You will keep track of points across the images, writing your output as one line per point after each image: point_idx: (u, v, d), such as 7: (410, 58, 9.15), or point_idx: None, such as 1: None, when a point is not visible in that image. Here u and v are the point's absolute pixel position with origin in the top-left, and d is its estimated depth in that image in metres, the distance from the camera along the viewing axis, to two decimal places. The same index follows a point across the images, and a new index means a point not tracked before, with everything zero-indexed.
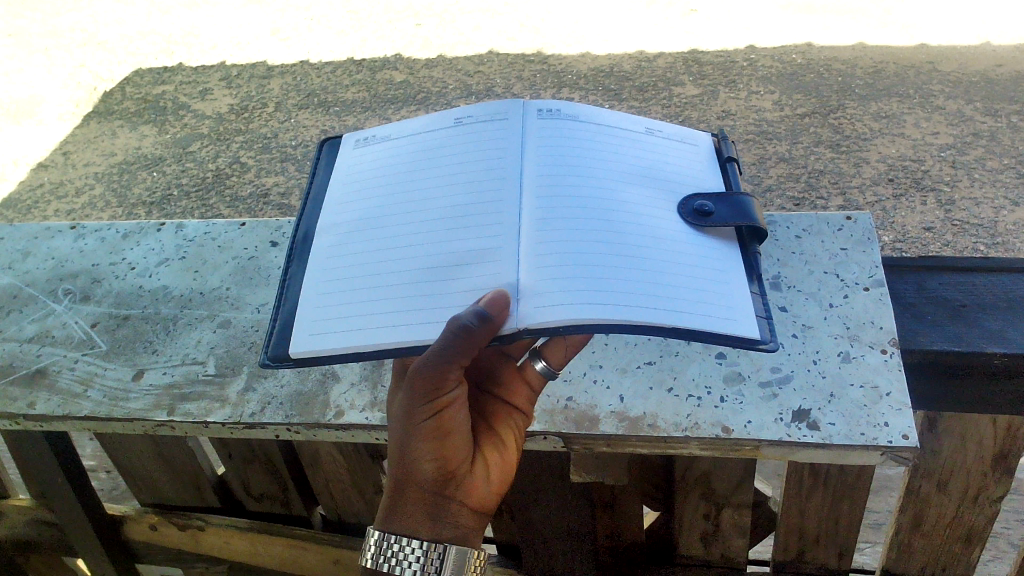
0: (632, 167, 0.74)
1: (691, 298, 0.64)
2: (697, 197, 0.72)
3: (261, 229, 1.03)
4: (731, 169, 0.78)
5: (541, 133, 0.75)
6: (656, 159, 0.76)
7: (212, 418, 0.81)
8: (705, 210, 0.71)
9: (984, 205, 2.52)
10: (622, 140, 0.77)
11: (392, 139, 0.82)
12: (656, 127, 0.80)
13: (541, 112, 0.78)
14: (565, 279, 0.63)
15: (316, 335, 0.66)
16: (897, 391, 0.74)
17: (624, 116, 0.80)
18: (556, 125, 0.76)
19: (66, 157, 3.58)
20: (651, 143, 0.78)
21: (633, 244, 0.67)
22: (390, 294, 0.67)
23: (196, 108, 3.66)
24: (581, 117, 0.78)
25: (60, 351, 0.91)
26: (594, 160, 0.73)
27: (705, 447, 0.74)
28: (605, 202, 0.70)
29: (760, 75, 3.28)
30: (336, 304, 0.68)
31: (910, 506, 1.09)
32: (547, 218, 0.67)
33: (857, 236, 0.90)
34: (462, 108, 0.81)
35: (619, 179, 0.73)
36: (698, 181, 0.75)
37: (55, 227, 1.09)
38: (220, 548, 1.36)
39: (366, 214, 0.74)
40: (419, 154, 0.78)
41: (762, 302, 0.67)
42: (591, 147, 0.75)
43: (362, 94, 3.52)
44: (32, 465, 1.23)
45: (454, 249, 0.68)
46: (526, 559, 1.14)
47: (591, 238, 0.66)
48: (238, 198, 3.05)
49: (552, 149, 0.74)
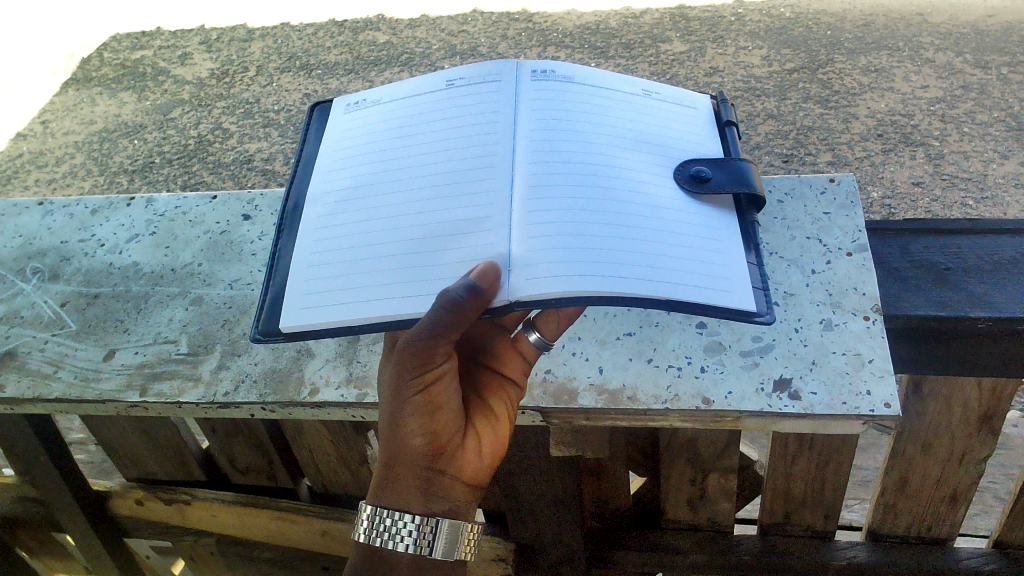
0: (630, 131, 0.72)
1: (686, 270, 0.62)
2: (694, 162, 0.70)
3: (233, 202, 1.00)
4: (730, 133, 0.76)
5: (535, 95, 0.73)
6: (653, 122, 0.74)
7: (185, 398, 0.80)
8: (702, 176, 0.69)
9: (973, 158, 2.50)
10: (618, 102, 0.75)
11: (385, 103, 0.79)
12: (654, 88, 0.78)
13: (535, 72, 0.75)
14: (558, 251, 0.61)
15: (307, 308, 0.65)
16: (880, 359, 0.73)
17: (620, 78, 0.78)
18: (551, 88, 0.74)
19: (45, 126, 3.49)
20: (648, 107, 0.75)
21: (628, 212, 0.65)
22: (381, 265, 0.65)
23: (176, 73, 3.58)
24: (578, 80, 0.75)
25: (28, 331, 0.89)
26: (595, 127, 0.71)
27: (687, 419, 0.73)
28: (603, 168, 0.68)
29: (748, 30, 3.21)
30: (328, 275, 0.67)
31: (895, 468, 1.09)
32: (542, 184, 0.66)
33: (841, 199, 0.88)
34: (455, 69, 0.78)
35: (614, 143, 0.70)
36: (696, 146, 0.73)
37: (23, 203, 1.07)
38: (207, 522, 1.35)
39: (357, 182, 0.73)
40: (412, 119, 0.76)
41: (758, 272, 0.66)
42: (587, 112, 0.72)
43: (345, 56, 3.45)
44: (15, 445, 1.23)
45: (446, 219, 0.66)
46: (512, 524, 1.15)
47: (585, 208, 0.64)
48: (221, 164, 2.98)
49: (548, 113, 0.71)
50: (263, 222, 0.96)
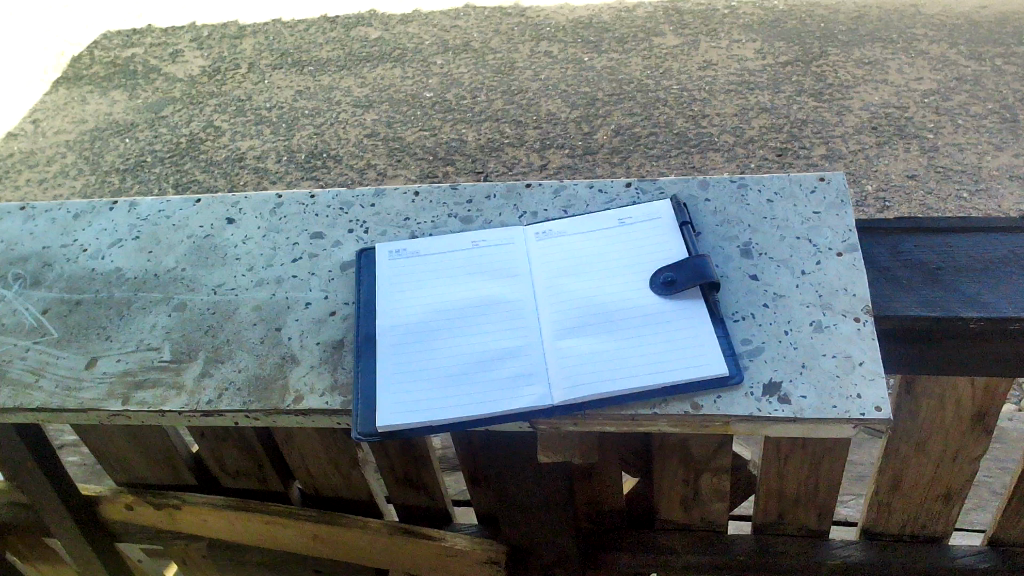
0: (627, 262, 0.83)
1: (697, 355, 0.73)
2: (663, 269, 0.81)
3: (217, 206, 1.00)
4: (688, 232, 0.84)
5: (544, 254, 0.86)
6: (644, 246, 0.84)
7: (168, 406, 0.79)
8: (669, 280, 0.79)
9: (967, 151, 2.45)
10: (607, 239, 0.86)
11: (410, 248, 0.89)
12: (627, 214, 0.89)
13: (537, 234, 0.88)
14: (608, 365, 0.74)
15: (397, 414, 0.73)
16: (870, 361, 0.72)
17: (601, 215, 0.89)
18: (555, 245, 0.87)
19: (36, 125, 3.43)
20: (632, 232, 0.86)
21: (649, 320, 0.77)
22: (462, 391, 0.75)
23: (167, 72, 3.54)
24: (574, 232, 0.88)
25: (10, 339, 0.88)
26: (604, 262, 0.84)
27: (675, 425, 0.72)
28: (617, 296, 0.80)
29: (742, 23, 3.18)
30: (407, 394, 0.75)
31: (889, 467, 1.09)
32: (574, 326, 0.78)
33: (830, 198, 0.87)
34: (471, 231, 0.90)
35: (614, 275, 0.82)
36: (667, 251, 0.83)
37: (4, 208, 1.05)
38: (197, 526, 1.34)
39: (403, 320, 0.82)
40: (438, 268, 0.86)
41: (732, 343, 0.75)
42: (591, 258, 0.85)
43: (337, 53, 3.41)
44: (3, 452, 1.22)
45: (505, 359, 0.77)
46: (505, 527, 1.14)
47: (615, 331, 0.77)
48: (214, 162, 2.87)
49: (559, 268, 0.84)
50: (248, 226, 0.96)
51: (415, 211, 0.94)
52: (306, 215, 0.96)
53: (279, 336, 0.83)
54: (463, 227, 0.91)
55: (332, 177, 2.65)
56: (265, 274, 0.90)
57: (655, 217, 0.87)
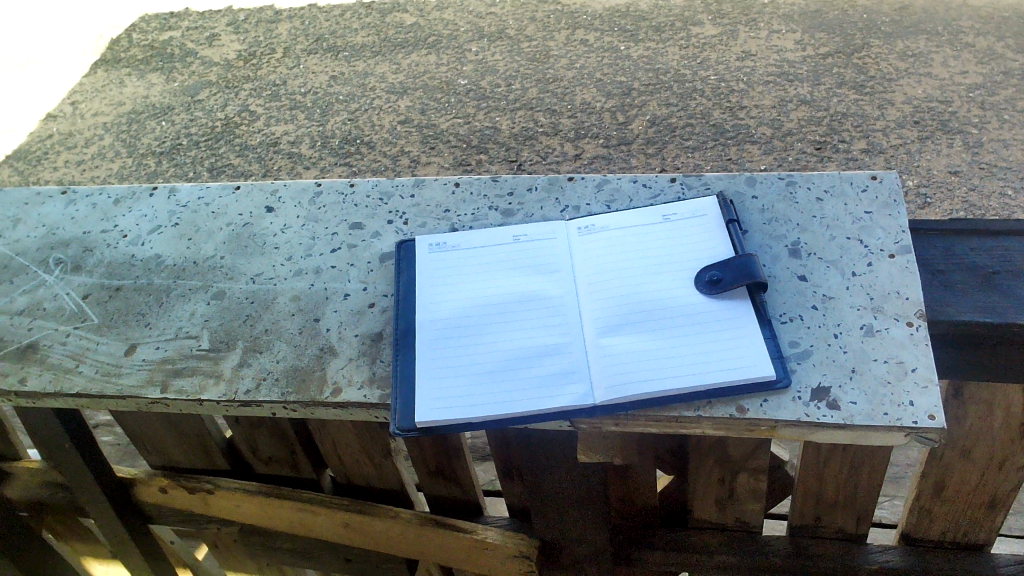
0: (673, 260, 0.81)
1: (745, 356, 0.71)
2: (708, 268, 0.79)
3: (256, 193, 0.99)
4: (734, 230, 0.83)
5: (586, 251, 0.85)
6: (690, 243, 0.82)
7: (206, 395, 0.78)
8: (715, 279, 0.77)
9: (1013, 146, 2.34)
10: (650, 237, 0.84)
11: (450, 241, 0.88)
12: (671, 210, 0.87)
13: (580, 229, 0.87)
14: (651, 364, 0.72)
15: (437, 409, 0.72)
16: (923, 367, 0.70)
17: (645, 210, 0.87)
18: (598, 241, 0.85)
19: (74, 107, 3.43)
20: (676, 229, 0.85)
21: (693, 320, 0.75)
22: (504, 387, 0.74)
23: (204, 55, 3.55)
24: (618, 228, 0.86)
25: (50, 324, 0.88)
26: (648, 259, 0.82)
27: (719, 428, 0.70)
28: (661, 295, 0.78)
29: (782, 12, 3.10)
30: (448, 389, 0.74)
31: (932, 472, 1.06)
32: (616, 324, 0.77)
33: (883, 197, 0.85)
34: (512, 226, 0.88)
35: (659, 272, 0.81)
36: (712, 251, 0.81)
37: (45, 192, 1.06)
38: (229, 511, 1.35)
39: (444, 313, 0.81)
40: (480, 262, 0.85)
41: (780, 345, 0.73)
42: (634, 256, 0.83)
43: (372, 39, 3.39)
44: (40, 433, 1.23)
45: (547, 357, 0.75)
46: (537, 523, 1.13)
47: (659, 329, 0.75)
48: (248, 146, 2.83)
49: (602, 264, 0.83)
50: (287, 216, 0.95)
51: (455, 203, 0.93)
52: (345, 205, 0.95)
53: (317, 328, 0.82)
54: (504, 220, 0.90)
55: (365, 165, 2.61)
56: (304, 263, 0.89)
57: (700, 214, 0.85)
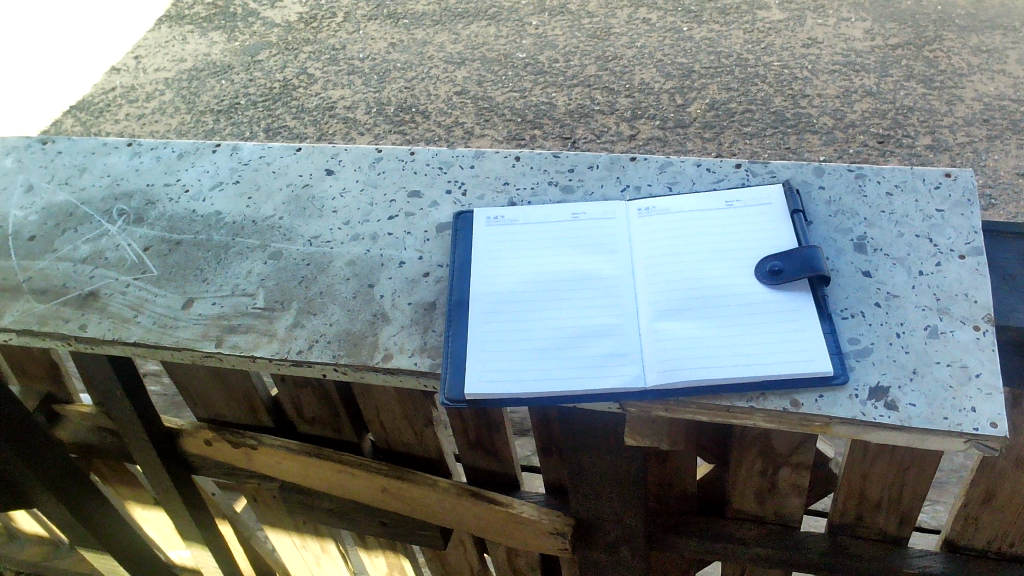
0: (735, 248, 0.80)
1: (804, 351, 0.70)
2: (769, 258, 0.77)
3: (317, 155, 1.00)
4: (799, 220, 0.81)
5: (645, 232, 0.83)
6: (752, 232, 0.81)
7: (260, 352, 0.79)
8: (776, 270, 0.76)
9: None
10: (711, 222, 0.83)
11: (506, 214, 0.87)
12: (735, 197, 0.85)
13: (639, 211, 0.86)
14: (705, 351, 0.72)
15: (487, 382, 0.73)
16: (988, 373, 0.68)
17: (708, 194, 0.86)
18: (658, 223, 0.84)
19: (137, 61, 3.00)
20: (739, 216, 0.83)
21: (749, 310, 0.74)
22: (554, 365, 0.73)
23: (266, 16, 3.09)
24: (678, 210, 0.85)
25: (111, 273, 0.90)
26: (707, 247, 0.81)
27: (771, 420, 0.69)
28: (719, 282, 0.77)
29: None
30: (498, 363, 0.74)
31: (983, 479, 1.04)
32: (673, 309, 0.76)
33: (956, 196, 0.82)
34: (571, 202, 0.88)
35: (719, 260, 0.79)
36: (774, 240, 0.79)
37: (113, 142, 1.08)
38: (271, 468, 1.37)
39: (500, 287, 0.81)
40: (536, 237, 0.85)
41: (840, 341, 0.71)
42: (694, 241, 0.82)
43: (433, 6, 2.91)
44: (94, 378, 1.27)
45: (599, 337, 0.75)
46: (574, 501, 1.13)
47: (716, 318, 0.74)
48: (305, 108, 2.55)
49: (661, 247, 0.82)
50: (346, 180, 0.95)
51: (515, 176, 0.92)
52: (404, 172, 0.95)
53: (371, 293, 0.83)
54: (563, 197, 0.89)
55: (419, 134, 2.35)
56: (361, 229, 0.89)
57: (766, 202, 0.84)
